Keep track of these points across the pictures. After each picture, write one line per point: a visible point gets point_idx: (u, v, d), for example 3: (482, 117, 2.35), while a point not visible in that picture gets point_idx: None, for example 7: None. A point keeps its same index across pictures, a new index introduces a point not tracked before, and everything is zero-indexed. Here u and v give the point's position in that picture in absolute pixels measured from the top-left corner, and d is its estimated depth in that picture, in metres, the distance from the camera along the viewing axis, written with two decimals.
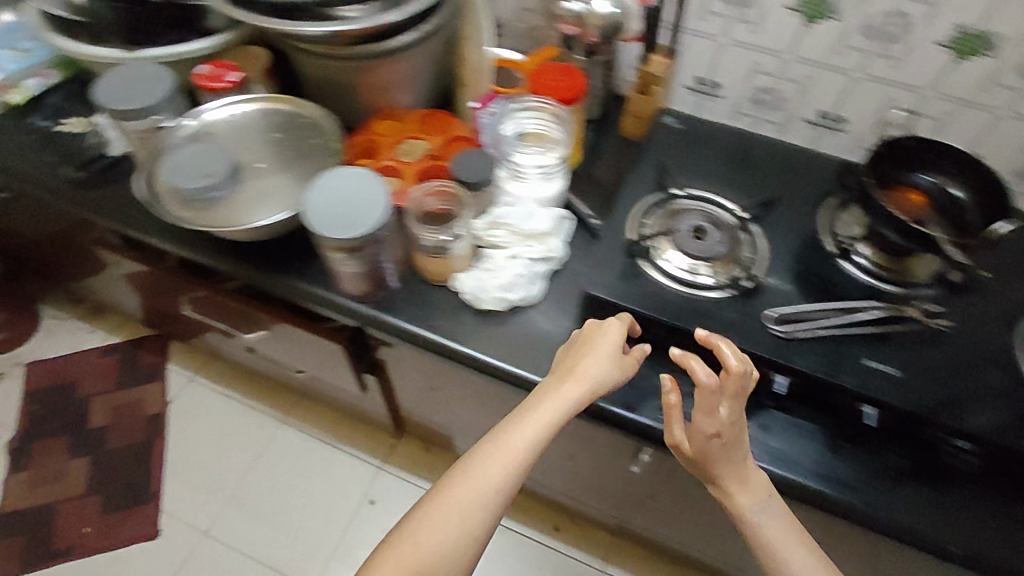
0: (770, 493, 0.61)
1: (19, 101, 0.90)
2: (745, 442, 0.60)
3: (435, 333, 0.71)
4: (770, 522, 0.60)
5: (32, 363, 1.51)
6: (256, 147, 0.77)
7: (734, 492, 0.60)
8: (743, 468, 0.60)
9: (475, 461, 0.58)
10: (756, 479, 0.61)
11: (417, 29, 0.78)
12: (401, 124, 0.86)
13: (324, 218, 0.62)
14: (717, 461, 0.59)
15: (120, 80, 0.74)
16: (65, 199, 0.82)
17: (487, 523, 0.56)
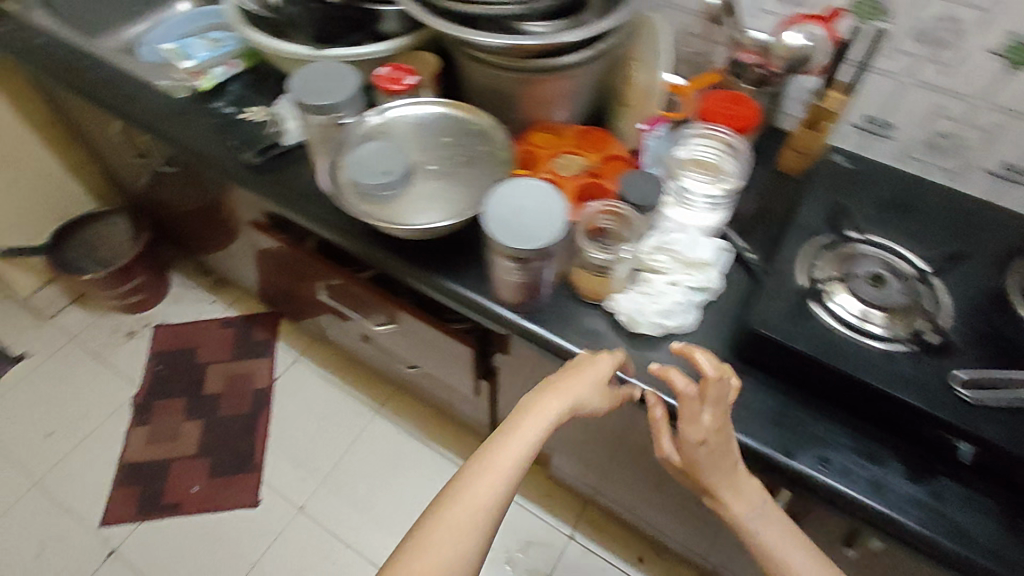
0: (765, 498, 0.64)
1: (206, 87, 0.96)
2: (734, 450, 0.63)
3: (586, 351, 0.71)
4: (768, 528, 0.62)
5: (161, 325, 1.63)
6: (426, 149, 0.79)
7: (730, 501, 0.63)
8: (733, 475, 0.63)
9: (464, 490, 0.59)
10: (750, 488, 0.64)
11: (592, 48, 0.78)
12: (558, 139, 0.86)
13: (507, 229, 0.63)
14: (708, 470, 0.62)
15: (311, 77, 0.79)
16: (243, 182, 0.88)
17: (480, 549, 0.58)
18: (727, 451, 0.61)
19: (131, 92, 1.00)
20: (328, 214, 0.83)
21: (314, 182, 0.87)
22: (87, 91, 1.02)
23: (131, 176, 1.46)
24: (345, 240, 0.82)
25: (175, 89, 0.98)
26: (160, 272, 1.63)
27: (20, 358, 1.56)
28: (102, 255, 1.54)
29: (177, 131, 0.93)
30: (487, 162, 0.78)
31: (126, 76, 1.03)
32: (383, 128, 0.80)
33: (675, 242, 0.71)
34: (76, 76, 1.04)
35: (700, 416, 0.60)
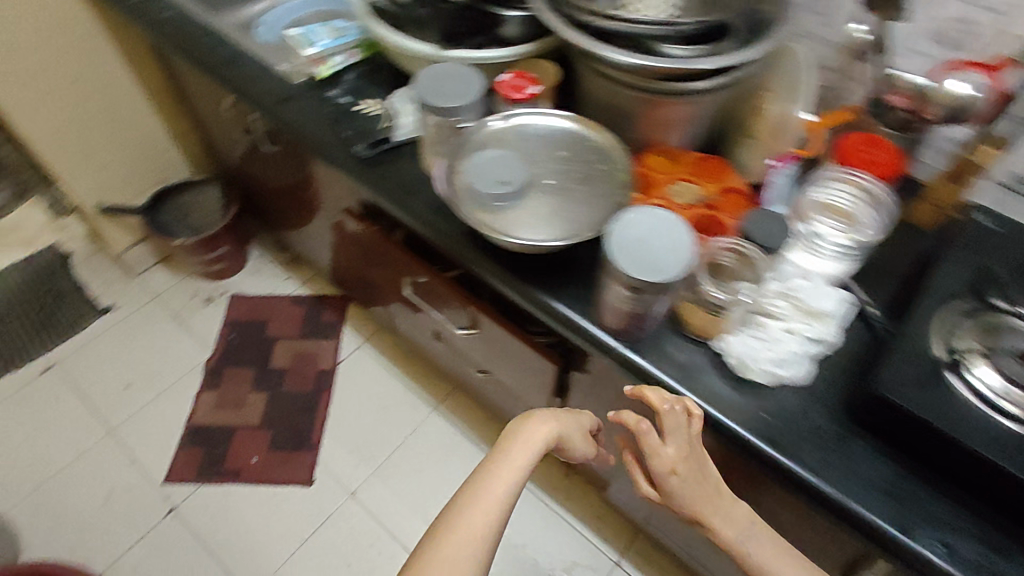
0: (752, 520, 0.68)
1: (324, 73, 0.98)
2: (711, 474, 0.67)
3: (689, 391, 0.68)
4: (755, 546, 0.67)
5: (236, 295, 1.67)
6: (542, 161, 0.77)
7: (718, 527, 0.67)
8: (714, 498, 0.67)
9: (462, 512, 0.68)
10: (737, 512, 0.68)
11: (727, 75, 0.75)
12: (674, 165, 0.84)
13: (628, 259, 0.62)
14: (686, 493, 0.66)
15: (437, 79, 0.79)
16: (352, 172, 0.89)
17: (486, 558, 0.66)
18: (701, 477, 0.66)
19: (251, 72, 1.02)
20: (434, 214, 0.83)
21: (422, 180, 0.86)
22: (208, 66, 1.05)
23: (229, 149, 1.50)
24: (449, 243, 0.81)
25: (294, 73, 1.00)
26: (242, 243, 1.67)
27: (107, 310, 1.63)
28: (193, 221, 1.59)
29: (293, 116, 0.95)
30: (602, 181, 0.75)
31: (247, 55, 1.05)
32: (501, 135, 0.78)
33: (800, 289, 0.66)
34: (201, 50, 1.07)
35: (664, 446, 0.65)
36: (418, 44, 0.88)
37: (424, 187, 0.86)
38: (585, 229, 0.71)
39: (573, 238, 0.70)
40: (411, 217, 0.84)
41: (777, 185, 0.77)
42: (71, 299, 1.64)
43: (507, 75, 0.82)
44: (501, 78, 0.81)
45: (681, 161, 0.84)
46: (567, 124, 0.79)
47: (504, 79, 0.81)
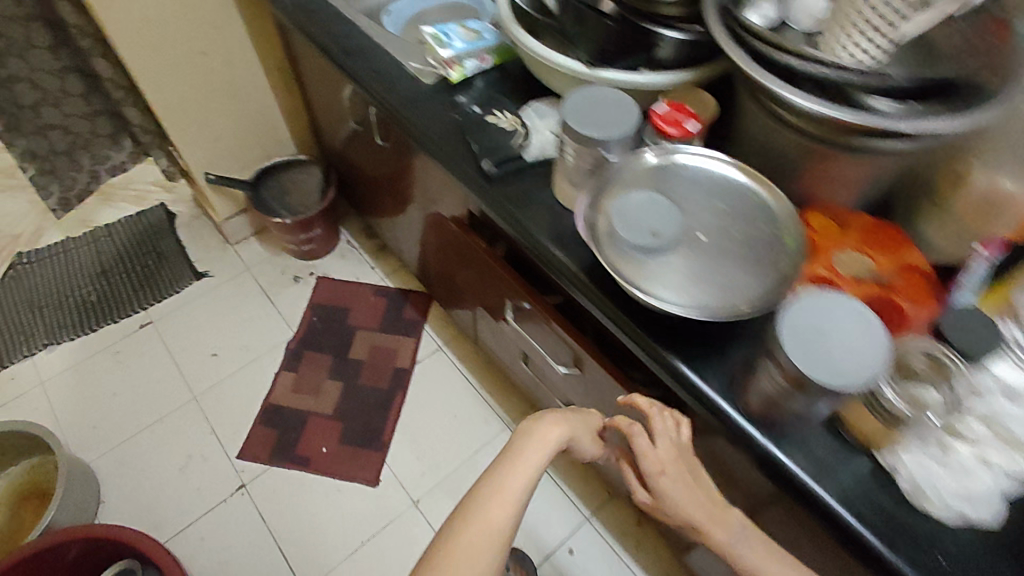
0: (746, 525, 0.66)
1: (455, 78, 0.92)
2: (702, 480, 0.68)
3: (844, 510, 0.58)
4: (750, 552, 0.64)
5: (322, 277, 1.65)
6: (699, 213, 0.68)
7: (712, 531, 0.65)
8: (709, 507, 0.66)
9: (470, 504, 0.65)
10: (733, 518, 0.66)
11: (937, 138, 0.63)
12: (841, 230, 0.73)
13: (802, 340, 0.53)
14: (677, 491, 0.67)
15: (587, 104, 0.71)
16: (477, 191, 0.83)
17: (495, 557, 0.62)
18: (692, 481, 0.67)
19: (379, 66, 0.97)
20: (561, 249, 0.76)
21: (551, 209, 0.79)
22: (334, 53, 1.01)
23: (336, 132, 1.47)
24: (574, 285, 0.74)
25: (423, 74, 0.95)
26: (335, 227, 1.65)
27: (202, 276, 1.66)
28: (292, 200, 1.58)
29: (419, 121, 0.90)
30: (763, 244, 0.66)
31: (376, 46, 1.00)
32: (650, 176, 0.70)
33: (1004, 414, 0.57)
34: (329, 35, 1.03)
35: (654, 447, 0.69)
36: (565, 60, 0.81)
37: (553, 217, 0.79)
38: (742, 301, 0.62)
39: (729, 311, 0.61)
40: (535, 248, 0.77)
41: (976, 273, 0.67)
42: (171, 260, 1.68)
43: (664, 105, 0.74)
44: (658, 108, 0.74)
45: (849, 225, 0.73)
46: (724, 173, 0.70)
47: (660, 109, 0.74)
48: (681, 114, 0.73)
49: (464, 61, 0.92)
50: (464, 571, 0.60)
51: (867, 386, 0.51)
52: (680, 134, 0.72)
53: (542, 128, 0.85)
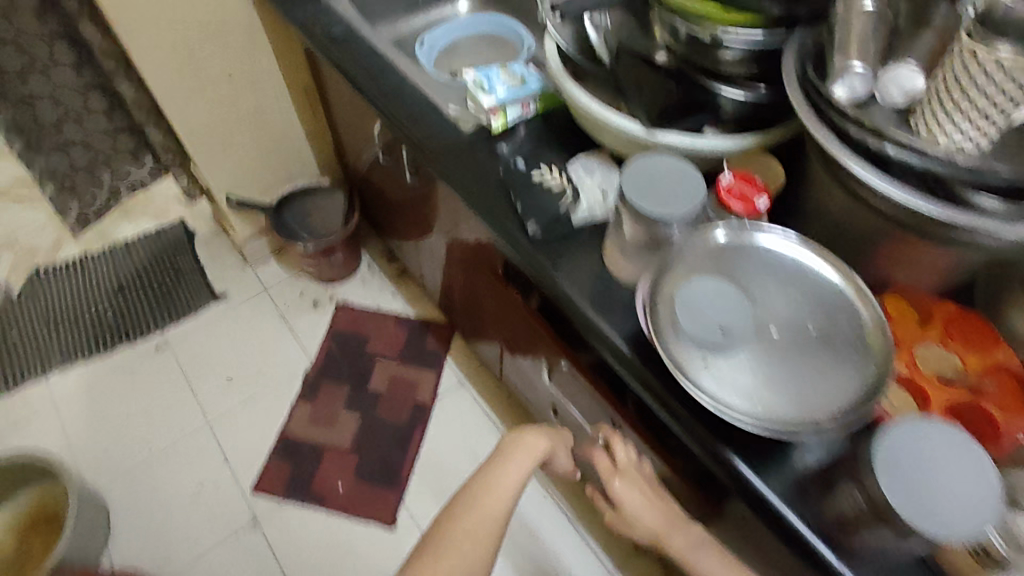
0: (704, 540, 0.73)
1: (497, 128, 0.87)
2: (658, 504, 0.76)
3: None
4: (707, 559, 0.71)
5: (342, 302, 1.60)
6: (769, 303, 0.62)
7: (671, 539, 0.73)
8: (671, 522, 0.74)
9: (453, 520, 0.78)
10: (692, 531, 0.74)
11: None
12: (918, 318, 0.68)
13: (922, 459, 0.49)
14: (633, 502, 0.76)
15: (648, 176, 0.65)
16: (522, 255, 0.79)
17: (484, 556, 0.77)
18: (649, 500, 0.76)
19: (416, 109, 0.92)
20: (612, 327, 0.71)
21: (600, 281, 0.75)
22: (368, 92, 0.96)
23: (360, 155, 1.41)
24: (625, 368, 0.69)
25: (464, 120, 0.90)
26: (358, 251, 1.60)
27: (220, 297, 1.62)
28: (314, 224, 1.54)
29: (459, 173, 0.85)
30: (841, 343, 0.60)
31: (412, 87, 0.95)
32: (717, 257, 0.65)
33: None
34: (363, 71, 0.98)
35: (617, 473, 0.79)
36: (620, 119, 0.77)
37: (604, 290, 0.74)
38: (818, 412, 0.56)
39: (803, 424, 0.56)
40: (583, 323, 0.73)
41: None
42: (189, 280, 1.64)
43: (730, 177, 0.68)
44: (724, 180, 0.68)
45: (928, 316, 0.68)
46: (796, 259, 0.65)
47: (727, 182, 0.67)
48: (750, 188, 0.67)
49: (508, 108, 0.86)
50: (451, 551, 0.76)
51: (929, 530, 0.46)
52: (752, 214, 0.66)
53: (595, 188, 0.79)
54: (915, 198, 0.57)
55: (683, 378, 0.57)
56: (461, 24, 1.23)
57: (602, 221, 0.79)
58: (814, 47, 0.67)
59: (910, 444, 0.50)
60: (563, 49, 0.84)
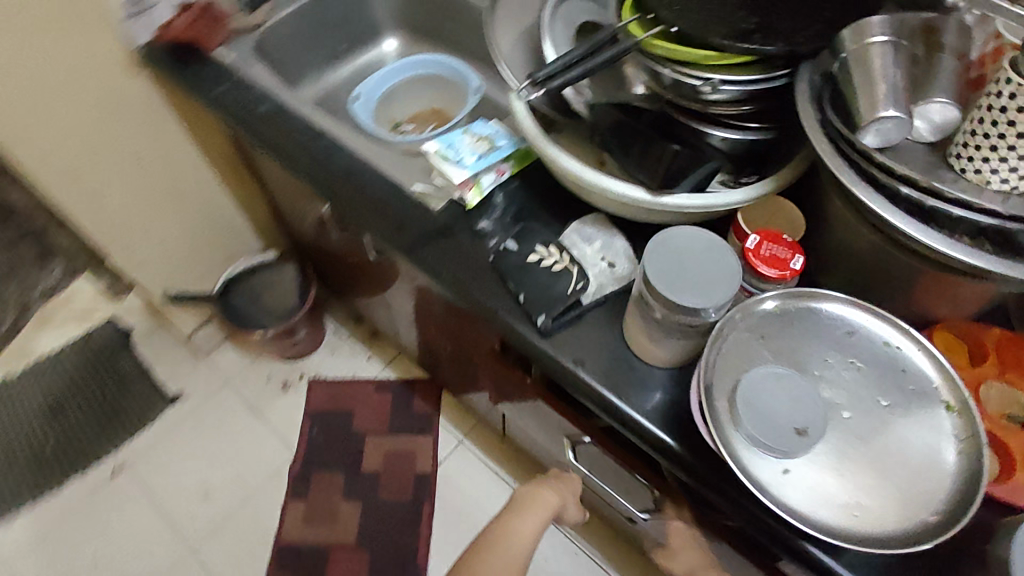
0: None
1: (475, 202, 0.76)
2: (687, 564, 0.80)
3: None
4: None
5: (315, 379, 1.47)
6: (832, 380, 0.56)
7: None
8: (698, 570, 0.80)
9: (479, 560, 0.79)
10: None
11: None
12: (971, 352, 0.65)
13: None
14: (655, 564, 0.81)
15: (675, 262, 0.57)
16: (533, 351, 0.70)
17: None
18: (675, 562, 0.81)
19: (374, 193, 0.81)
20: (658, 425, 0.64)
21: (632, 370, 0.67)
22: (314, 179, 0.83)
23: (301, 222, 1.25)
24: (681, 468, 0.63)
25: (431, 197, 0.79)
26: (320, 321, 1.46)
27: (176, 399, 1.46)
28: (267, 303, 1.39)
29: (441, 264, 0.74)
30: (916, 415, 0.55)
31: (365, 165, 0.83)
32: (762, 335, 0.58)
33: None
34: (303, 155, 0.85)
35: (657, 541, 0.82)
36: (627, 189, 0.65)
37: (638, 380, 0.67)
38: (922, 509, 0.51)
39: (908, 525, 0.50)
40: (620, 421, 0.66)
41: None
42: (135, 385, 1.46)
43: (757, 238, 0.62)
44: (750, 243, 0.61)
45: (981, 349, 0.64)
46: (845, 320, 0.59)
47: (754, 246, 0.61)
48: (781, 249, 0.61)
49: (481, 179, 0.77)
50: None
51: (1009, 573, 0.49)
52: (789, 277, 0.60)
53: (597, 260, 0.71)
54: (966, 253, 0.51)
55: (774, 505, 0.51)
56: (394, 67, 1.08)
57: (615, 295, 0.71)
58: (825, 82, 0.59)
59: None
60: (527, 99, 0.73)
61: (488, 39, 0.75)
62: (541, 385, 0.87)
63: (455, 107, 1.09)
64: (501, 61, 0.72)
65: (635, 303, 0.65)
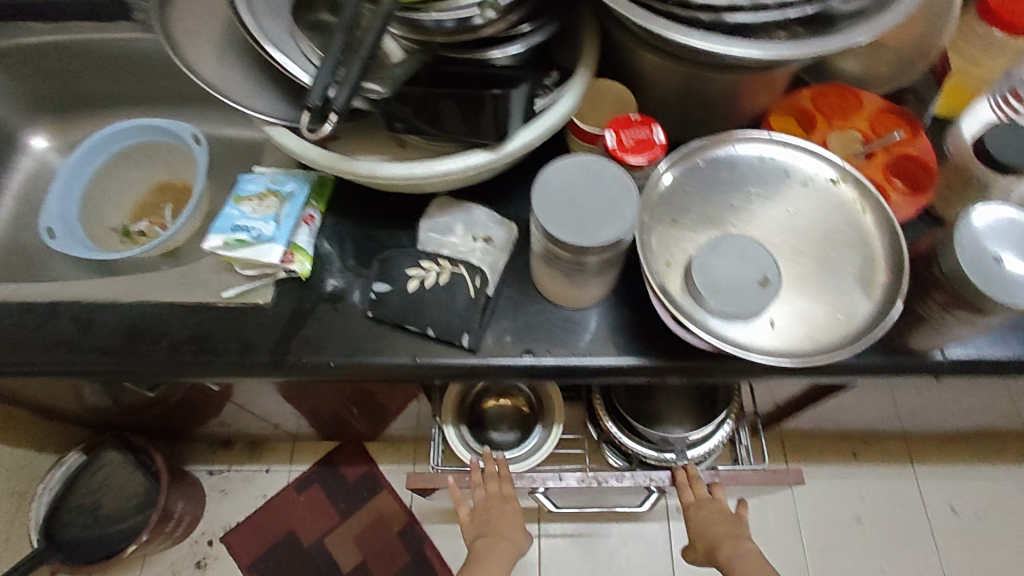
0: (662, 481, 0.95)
1: (309, 268, 0.63)
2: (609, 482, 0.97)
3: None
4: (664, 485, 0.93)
5: (226, 533, 1.23)
6: (747, 217, 0.57)
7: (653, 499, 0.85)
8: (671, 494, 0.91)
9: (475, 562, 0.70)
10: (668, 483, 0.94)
11: None
12: (799, 118, 0.67)
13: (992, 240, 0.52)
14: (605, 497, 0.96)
15: (565, 206, 0.51)
16: (472, 371, 0.60)
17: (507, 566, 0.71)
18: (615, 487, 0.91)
19: (181, 332, 0.62)
20: (635, 355, 0.60)
21: (576, 324, 0.61)
22: (89, 367, 0.61)
23: (82, 400, 0.96)
24: (676, 376, 0.60)
25: (252, 293, 0.63)
26: (186, 478, 1.19)
27: None
28: (112, 506, 1.11)
29: (320, 356, 0.60)
30: (821, 203, 0.57)
31: (141, 310, 0.63)
32: (673, 219, 0.57)
33: None
34: (50, 348, 0.62)
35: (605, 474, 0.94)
36: (461, 159, 0.57)
37: (588, 331, 0.61)
38: (876, 274, 0.54)
39: (879, 296, 0.54)
40: (599, 376, 0.60)
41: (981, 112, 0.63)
42: None
43: (613, 133, 0.57)
44: (611, 142, 0.56)
45: (806, 114, 0.67)
46: (718, 158, 0.59)
47: (616, 141, 0.57)
48: (639, 131, 0.57)
49: (298, 241, 0.62)
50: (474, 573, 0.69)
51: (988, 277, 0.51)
52: (660, 151, 0.57)
53: (470, 243, 0.64)
54: (812, 45, 0.49)
55: (783, 356, 0.51)
56: (66, 174, 0.82)
57: (511, 267, 0.64)
58: None
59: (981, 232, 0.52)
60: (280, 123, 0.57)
61: (192, 78, 0.55)
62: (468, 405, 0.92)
63: (185, 172, 0.90)
64: (224, 95, 0.55)
65: (543, 262, 0.59)
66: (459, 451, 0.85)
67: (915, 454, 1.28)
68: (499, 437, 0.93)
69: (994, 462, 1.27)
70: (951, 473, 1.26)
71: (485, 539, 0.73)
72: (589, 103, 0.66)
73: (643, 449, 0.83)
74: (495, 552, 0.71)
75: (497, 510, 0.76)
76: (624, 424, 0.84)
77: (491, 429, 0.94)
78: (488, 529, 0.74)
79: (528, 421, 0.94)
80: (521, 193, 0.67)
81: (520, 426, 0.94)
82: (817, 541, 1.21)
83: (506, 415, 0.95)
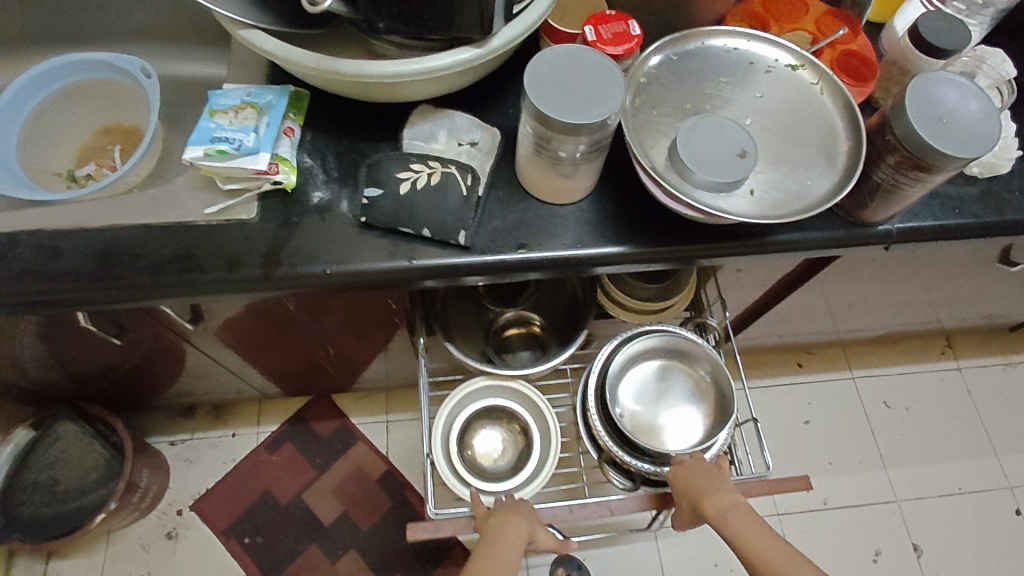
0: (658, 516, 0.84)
1: (295, 179, 0.62)
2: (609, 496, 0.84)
3: (959, 217, 0.67)
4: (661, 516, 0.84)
5: (196, 502, 1.19)
6: (720, 102, 0.61)
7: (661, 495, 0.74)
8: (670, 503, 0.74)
9: (482, 550, 0.66)
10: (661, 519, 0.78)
11: None
12: (752, 23, 0.71)
13: (964, 121, 0.55)
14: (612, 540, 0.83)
15: (553, 84, 0.54)
16: (470, 270, 0.61)
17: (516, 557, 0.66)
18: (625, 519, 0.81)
19: (160, 253, 0.59)
20: (622, 244, 0.63)
21: (564, 219, 0.64)
22: (65, 296, 0.58)
23: (31, 367, 0.89)
24: (662, 259, 0.64)
25: (235, 210, 0.61)
26: (150, 451, 1.14)
27: None
28: (71, 483, 1.05)
29: (314, 266, 0.60)
30: (782, 87, 0.62)
31: (113, 233, 0.60)
32: (653, 107, 0.60)
33: (1002, 83, 0.69)
34: (17, 279, 0.58)
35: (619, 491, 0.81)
36: (448, 55, 0.57)
37: (574, 225, 0.64)
38: (839, 142, 0.60)
39: (840, 165, 0.59)
40: (592, 265, 0.63)
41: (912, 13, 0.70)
42: None
43: (591, 28, 0.59)
44: (590, 36, 0.59)
45: (757, 19, 0.71)
46: (688, 51, 0.63)
47: (595, 36, 0.59)
48: (615, 25, 0.59)
49: (281, 153, 0.61)
50: (478, 561, 0.64)
51: (970, 141, 0.54)
52: (636, 45, 0.59)
53: (455, 148, 0.65)
54: None
55: (765, 220, 0.56)
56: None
57: (496, 170, 0.65)
58: None
59: (945, 106, 0.56)
60: (251, 25, 0.57)
61: None
62: (480, 331, 0.91)
63: (132, 116, 0.84)
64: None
65: (531, 155, 0.60)
66: (454, 486, 0.78)
67: (849, 359, 1.40)
68: (494, 471, 0.86)
69: (915, 359, 1.42)
70: (883, 373, 1.40)
71: (494, 519, 0.69)
72: (559, 10, 0.67)
73: (643, 465, 0.75)
74: (506, 533, 0.67)
75: (511, 506, 0.72)
76: (620, 437, 0.77)
77: (483, 461, 0.87)
78: (498, 514, 0.70)
79: (523, 450, 0.87)
80: (497, 100, 0.68)
81: (514, 455, 0.87)
82: (773, 444, 1.31)
83: (498, 443, 0.88)
